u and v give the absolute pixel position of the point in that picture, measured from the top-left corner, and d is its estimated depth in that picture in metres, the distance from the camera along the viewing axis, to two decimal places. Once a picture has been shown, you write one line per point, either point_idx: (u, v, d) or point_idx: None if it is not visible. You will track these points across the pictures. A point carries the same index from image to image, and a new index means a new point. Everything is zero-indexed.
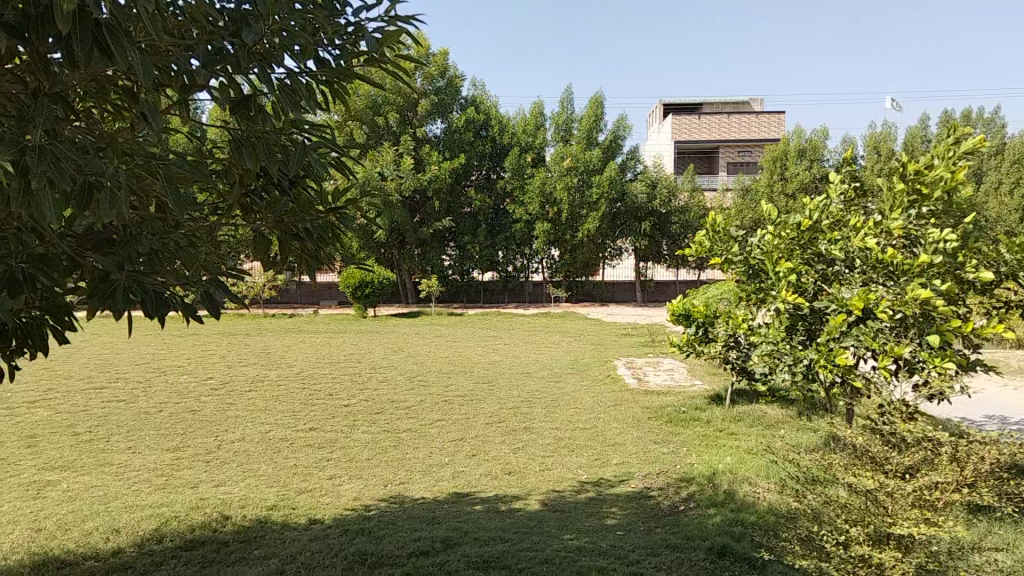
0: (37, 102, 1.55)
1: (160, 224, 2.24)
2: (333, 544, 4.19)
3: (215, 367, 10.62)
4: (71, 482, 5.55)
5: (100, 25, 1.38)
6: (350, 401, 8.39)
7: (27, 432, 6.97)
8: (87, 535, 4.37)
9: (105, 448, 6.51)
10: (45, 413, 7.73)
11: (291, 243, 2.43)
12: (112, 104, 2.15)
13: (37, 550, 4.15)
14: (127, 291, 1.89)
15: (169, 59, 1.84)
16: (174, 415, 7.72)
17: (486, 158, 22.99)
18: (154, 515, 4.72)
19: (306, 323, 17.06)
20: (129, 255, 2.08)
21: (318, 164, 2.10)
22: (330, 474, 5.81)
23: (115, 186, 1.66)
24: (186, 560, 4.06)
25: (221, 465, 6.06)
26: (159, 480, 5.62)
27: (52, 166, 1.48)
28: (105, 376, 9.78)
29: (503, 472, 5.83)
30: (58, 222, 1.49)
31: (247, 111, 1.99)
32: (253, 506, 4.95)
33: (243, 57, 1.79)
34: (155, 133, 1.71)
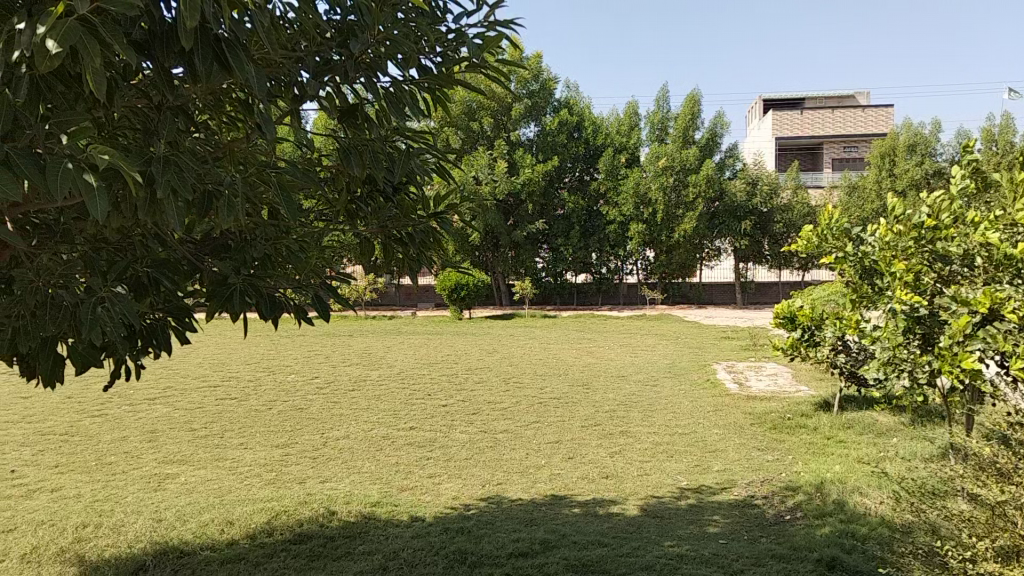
0: (161, 115, 1.64)
1: (272, 229, 2.33)
2: (434, 543, 4.26)
3: (320, 367, 11.01)
4: (188, 475, 5.85)
5: (220, 40, 1.45)
6: (447, 402, 8.52)
7: (148, 427, 7.40)
8: (204, 527, 4.60)
9: (219, 443, 6.84)
10: (164, 410, 8.20)
11: (394, 248, 2.48)
12: (228, 115, 2.25)
13: (158, 539, 4.40)
14: (243, 294, 1.99)
15: (281, 71, 1.92)
16: (282, 413, 8.05)
17: (579, 159, 22.90)
18: (265, 508, 4.92)
19: (404, 325, 17.46)
20: (245, 259, 2.18)
21: (421, 169, 2.14)
22: (430, 472, 5.91)
23: (233, 194, 1.75)
24: (295, 553, 4.21)
25: (327, 461, 6.27)
26: (269, 475, 5.87)
27: (175, 175, 1.57)
28: (218, 375, 10.29)
29: (601, 476, 5.79)
30: (182, 229, 1.57)
31: (355, 119, 2.05)
32: (358, 502, 5.09)
33: (351, 68, 1.84)
34: (270, 143, 1.77)
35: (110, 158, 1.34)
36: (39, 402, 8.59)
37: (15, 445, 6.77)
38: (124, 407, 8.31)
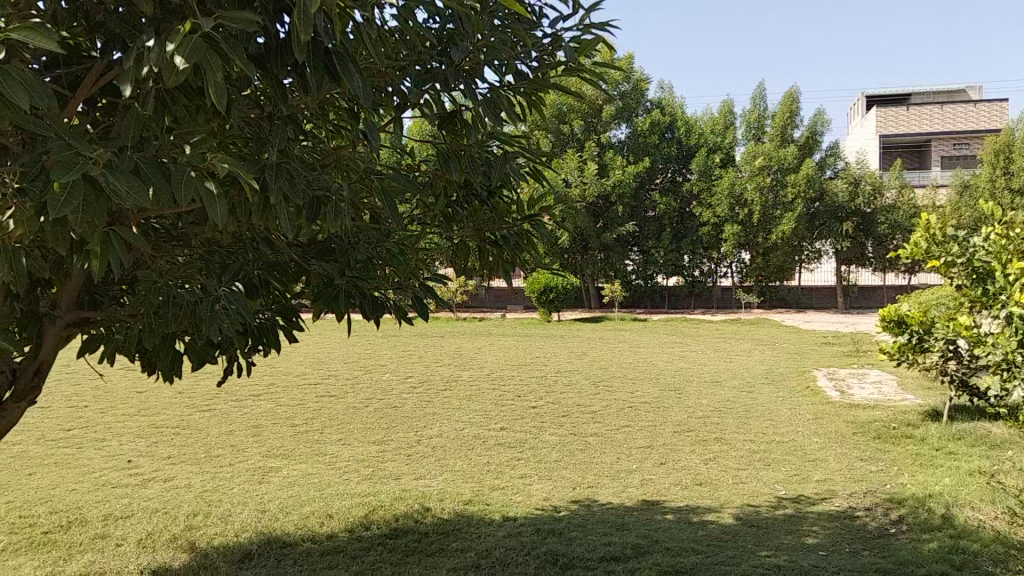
0: (274, 125, 1.74)
1: (374, 233, 2.41)
2: (526, 543, 4.30)
3: (413, 366, 11.25)
4: (290, 469, 6.09)
5: (330, 53, 1.52)
6: (538, 403, 8.56)
7: (253, 422, 7.74)
8: (305, 519, 4.78)
9: (319, 439, 7.08)
10: (268, 405, 8.56)
11: (489, 250, 2.53)
12: (332, 123, 2.34)
13: (263, 530, 4.60)
14: (348, 296, 2.11)
15: (384, 81, 1.99)
16: (378, 410, 8.27)
17: (671, 160, 22.57)
18: (362, 502, 5.08)
19: (495, 327, 17.60)
20: (349, 262, 2.28)
21: (517, 173, 2.17)
22: (521, 473, 5.95)
23: (340, 200, 1.83)
24: (391, 547, 4.33)
25: (421, 459, 6.40)
26: (366, 471, 6.04)
27: (287, 183, 1.67)
28: (317, 373, 10.66)
29: (694, 483, 5.69)
30: (293, 233, 1.67)
31: (454, 125, 2.10)
32: (451, 499, 5.18)
33: (451, 75, 1.89)
34: (374, 151, 1.85)
35: (230, 167, 1.43)
36: (154, 396, 9.12)
37: (132, 436, 7.21)
38: (230, 402, 8.72)
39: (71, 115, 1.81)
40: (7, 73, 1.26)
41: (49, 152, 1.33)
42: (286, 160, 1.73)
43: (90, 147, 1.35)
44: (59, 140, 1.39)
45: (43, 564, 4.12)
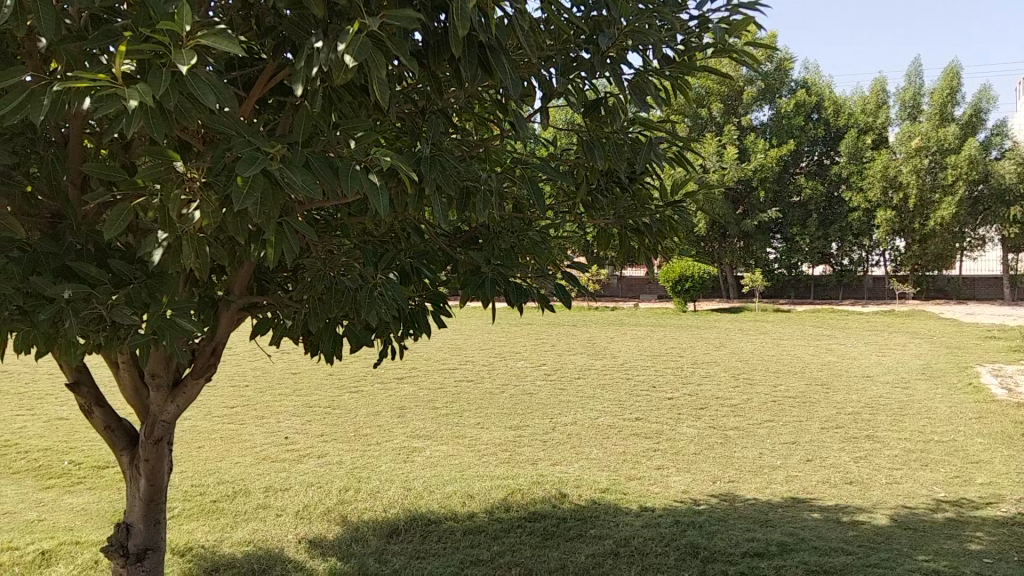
0: (429, 118, 1.82)
1: (518, 222, 2.46)
2: (664, 534, 4.27)
3: (548, 354, 11.37)
4: (432, 450, 6.32)
5: (483, 46, 1.56)
6: (675, 395, 8.43)
7: (397, 404, 8.08)
8: (447, 498, 4.95)
9: (459, 423, 7.30)
10: (410, 388, 8.91)
11: (631, 238, 2.52)
12: (479, 115, 2.40)
13: (408, 507, 4.80)
14: (494, 283, 2.19)
15: (531, 71, 2.02)
16: (514, 396, 8.42)
17: (818, 142, 21.56)
18: (501, 485, 5.20)
19: (629, 316, 17.47)
20: (494, 250, 2.35)
21: (662, 159, 2.15)
22: (658, 464, 5.90)
23: (489, 190, 1.90)
24: (530, 530, 4.41)
25: (557, 445, 6.47)
26: (504, 454, 6.18)
27: (440, 174, 1.75)
28: (456, 359, 10.97)
29: (843, 481, 5.44)
30: (446, 223, 1.75)
31: (598, 112, 2.11)
32: (588, 487, 5.21)
33: (598, 63, 1.90)
34: (522, 139, 1.90)
35: (390, 160, 1.53)
36: (307, 377, 9.69)
37: (288, 414, 7.70)
38: (375, 384, 9.13)
39: (247, 114, 1.97)
40: (198, 76, 1.40)
41: (232, 148, 1.48)
42: (439, 152, 1.82)
43: (267, 143, 1.49)
44: (241, 137, 1.54)
45: (214, 528, 4.49)
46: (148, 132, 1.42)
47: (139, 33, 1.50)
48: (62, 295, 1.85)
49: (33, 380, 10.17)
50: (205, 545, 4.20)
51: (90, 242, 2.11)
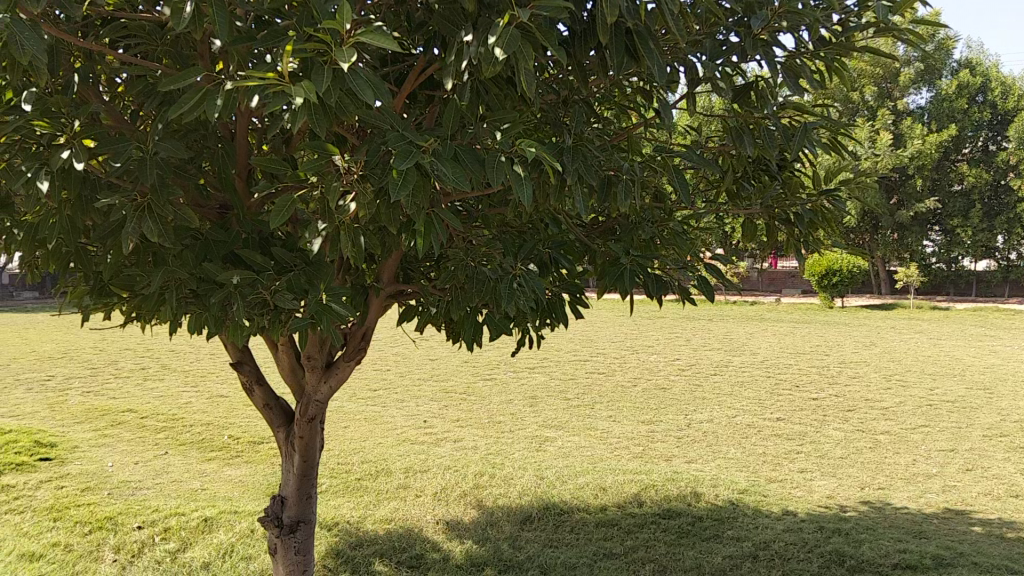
0: (573, 108, 1.83)
1: (659, 212, 2.43)
2: (807, 539, 4.10)
3: (683, 349, 11.15)
4: (565, 440, 6.36)
5: (631, 32, 1.55)
6: (819, 395, 8.06)
7: (529, 393, 8.18)
8: (580, 490, 4.97)
9: (591, 414, 7.30)
10: (543, 378, 8.99)
11: (779, 228, 2.42)
12: (620, 104, 2.41)
13: (542, 496, 4.85)
14: (633, 274, 2.16)
15: (678, 57, 1.99)
16: (647, 391, 8.32)
17: (983, 127, 19.96)
18: (635, 480, 5.16)
19: (768, 312, 16.86)
20: (633, 241, 2.33)
21: (814, 145, 2.05)
22: (800, 466, 5.67)
23: (631, 179, 1.88)
24: (665, 527, 4.35)
25: (692, 442, 6.34)
26: (638, 449, 6.12)
27: (583, 164, 1.76)
28: (589, 351, 10.96)
29: (1009, 495, 5.03)
30: (587, 212, 1.75)
31: (747, 98, 2.04)
32: (725, 487, 5.08)
33: (749, 47, 1.84)
34: (666, 127, 1.88)
35: (536, 150, 1.55)
36: (444, 364, 9.98)
37: (426, 399, 7.95)
38: (509, 373, 9.28)
39: (397, 108, 2.06)
40: (357, 73, 1.47)
41: (387, 143, 1.55)
42: (582, 142, 1.83)
43: (419, 137, 1.56)
44: (394, 131, 1.62)
45: (358, 505, 4.71)
46: (312, 127, 1.51)
47: (303, 33, 1.60)
48: (231, 281, 2.01)
49: (197, 359, 11.02)
50: (351, 521, 4.42)
51: (255, 231, 2.26)
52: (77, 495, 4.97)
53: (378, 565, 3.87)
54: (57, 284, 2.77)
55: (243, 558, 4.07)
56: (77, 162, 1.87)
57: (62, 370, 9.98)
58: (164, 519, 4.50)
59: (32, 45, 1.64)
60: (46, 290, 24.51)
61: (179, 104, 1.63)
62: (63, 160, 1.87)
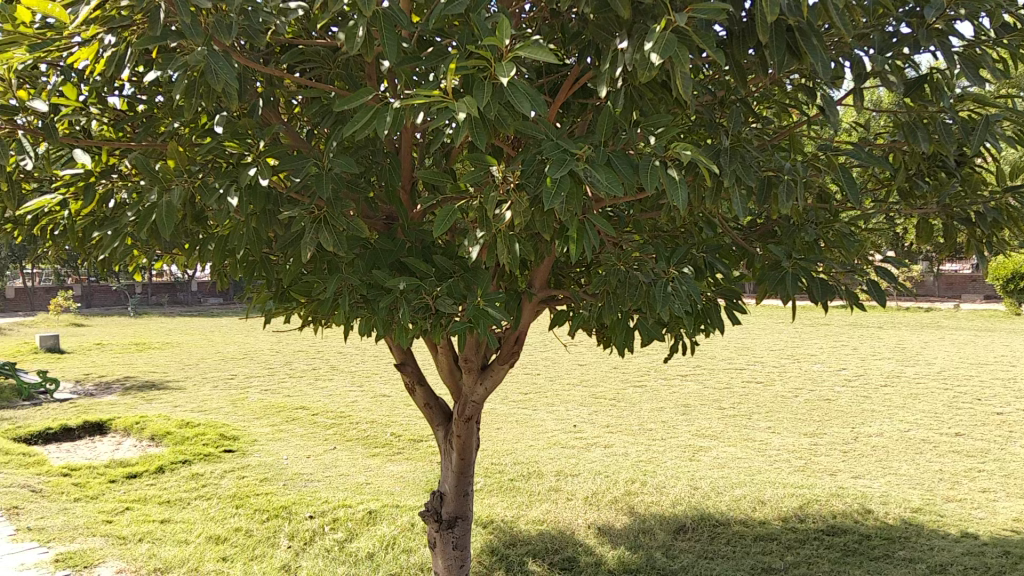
0: (731, 110, 1.81)
1: (823, 213, 2.34)
2: (992, 564, 3.77)
3: (849, 358, 10.56)
4: (720, 450, 6.20)
5: (793, 29, 1.53)
6: (1006, 410, 7.38)
7: (682, 401, 8.04)
8: (737, 502, 4.83)
9: (748, 425, 7.07)
10: (696, 386, 8.81)
11: (958, 228, 2.26)
12: (780, 102, 2.35)
13: (697, 506, 4.76)
14: (796, 278, 2.10)
15: (844, 52, 1.93)
16: (809, 401, 7.95)
17: None
18: (796, 494, 4.95)
19: (946, 319, 15.64)
20: (795, 243, 2.27)
21: (997, 137, 1.91)
22: (983, 486, 5.22)
23: (793, 179, 1.83)
24: (830, 544, 4.14)
25: (859, 457, 6.00)
26: (799, 462, 5.87)
27: (741, 166, 1.73)
28: (744, 359, 10.62)
29: None
30: (747, 214, 1.72)
31: (920, 91, 1.94)
32: (896, 505, 4.77)
33: (924, 37, 1.75)
34: (831, 123, 1.81)
35: (691, 153, 1.54)
36: (594, 370, 9.99)
37: (577, 404, 8.00)
38: (661, 380, 9.16)
39: (552, 116, 2.13)
40: (515, 85, 1.53)
41: (543, 151, 1.61)
42: (739, 143, 1.81)
43: (574, 144, 1.60)
44: (550, 140, 1.67)
45: (512, 505, 4.82)
46: (474, 139, 1.59)
47: (465, 50, 1.68)
48: (397, 287, 2.13)
49: (361, 360, 11.64)
50: (505, 520, 4.53)
51: (417, 240, 2.39)
52: (257, 484, 5.40)
53: (531, 565, 3.95)
54: (242, 290, 3.04)
55: (404, 550, 4.27)
56: (262, 177, 2.07)
57: (243, 370, 10.86)
58: (333, 511, 4.80)
59: (224, 73, 1.83)
60: (229, 296, 26.69)
61: (352, 123, 1.76)
62: (250, 177, 2.07)
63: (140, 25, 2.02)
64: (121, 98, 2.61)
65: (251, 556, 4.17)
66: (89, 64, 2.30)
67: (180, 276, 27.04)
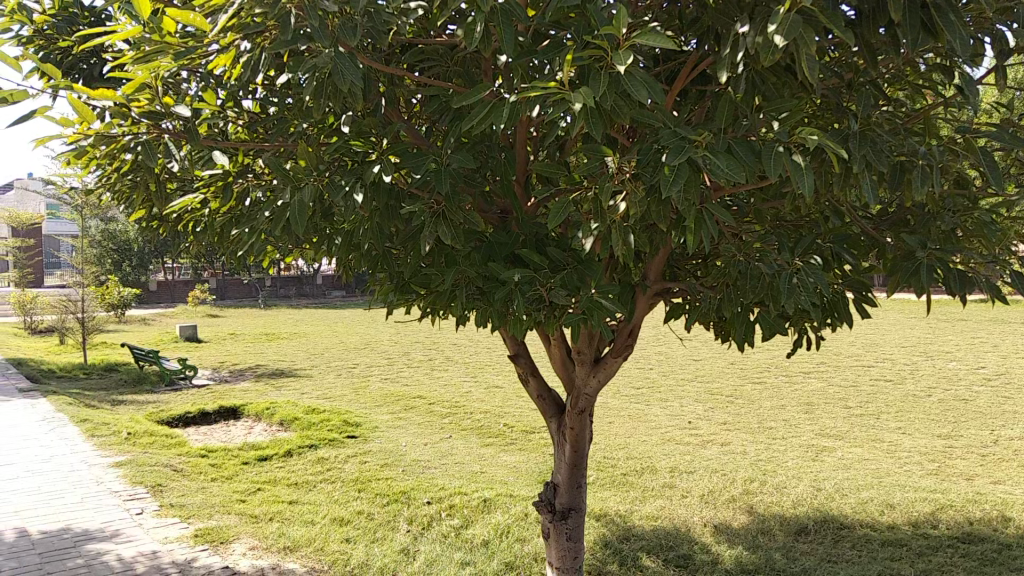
0: (860, 92, 1.74)
1: (962, 200, 2.21)
2: None
3: (989, 356, 9.86)
4: (845, 451, 5.93)
5: (928, 5, 1.46)
6: None
7: (804, 399, 7.75)
8: (863, 504, 4.62)
9: (877, 425, 6.73)
10: (819, 384, 8.46)
11: None
12: (914, 83, 2.23)
13: (819, 507, 4.58)
14: (931, 270, 1.99)
15: (986, 27, 1.81)
16: (944, 402, 7.49)
17: None
18: (928, 499, 4.68)
19: None
20: (930, 232, 2.15)
21: None
22: None
23: (928, 164, 1.74)
24: (965, 553, 3.90)
25: (1001, 462, 5.60)
26: (932, 465, 5.54)
27: (872, 151, 1.66)
28: (872, 356, 10.10)
29: None
30: (877, 201, 1.65)
31: None
32: None
33: None
34: (971, 105, 1.71)
35: (817, 138, 1.50)
36: (710, 365, 9.77)
37: (693, 400, 7.85)
38: (781, 377, 8.85)
39: (670, 105, 2.11)
40: (632, 75, 1.53)
41: (661, 140, 1.59)
42: (870, 127, 1.73)
43: (692, 132, 1.58)
44: (668, 128, 1.65)
45: (625, 500, 4.79)
46: (589, 130, 1.59)
47: (581, 41, 1.69)
48: (511, 279, 2.17)
49: (476, 352, 11.85)
50: (619, 514, 4.51)
51: (532, 233, 2.41)
52: (377, 469, 5.60)
53: (645, 560, 3.92)
54: (366, 283, 3.16)
55: (518, 539, 4.32)
56: (385, 174, 2.16)
57: (364, 359, 11.28)
58: (449, 497, 4.92)
59: (350, 74, 1.90)
60: (351, 288, 27.72)
61: (470, 119, 1.81)
62: (374, 174, 2.15)
63: (272, 31, 2.13)
64: (254, 101, 2.77)
65: (373, 539, 4.34)
66: (226, 71, 2.45)
67: (306, 269, 28.30)
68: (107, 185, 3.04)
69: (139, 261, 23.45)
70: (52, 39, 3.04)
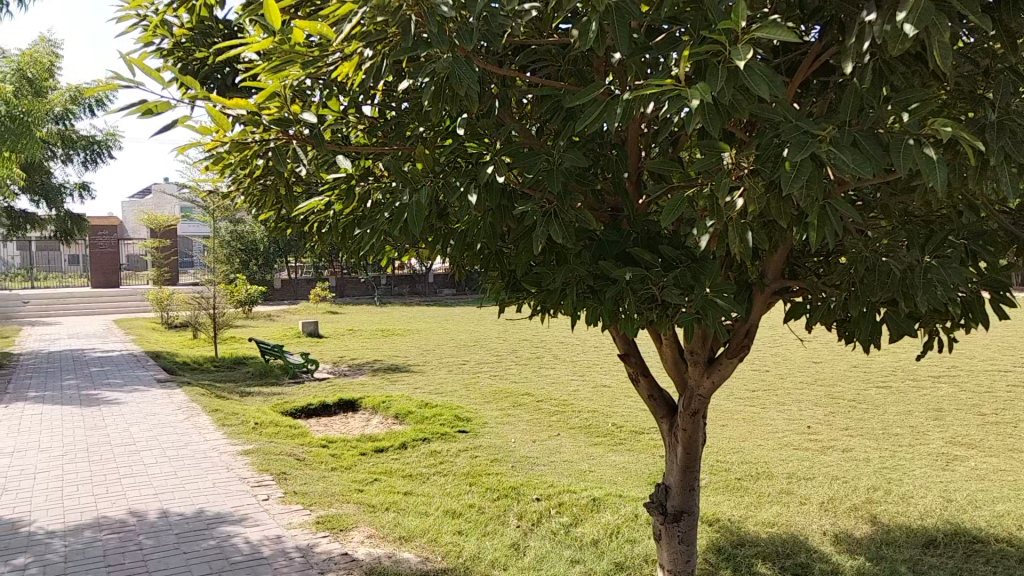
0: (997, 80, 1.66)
1: None
2: None
3: None
4: (978, 461, 5.58)
5: None
6: None
7: (933, 405, 7.33)
8: (999, 518, 4.34)
9: (1015, 434, 6.28)
10: (950, 389, 7.98)
11: None
12: None
13: (949, 519, 4.34)
14: None
15: None
16: None
17: None
18: None
19: None
20: None
21: None
22: None
23: None
24: None
25: None
26: None
27: (1011, 141, 1.58)
28: (1011, 360, 9.43)
29: None
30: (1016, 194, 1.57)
31: None
32: None
33: None
34: None
35: (951, 129, 1.44)
36: (829, 368, 9.39)
37: (811, 404, 7.57)
38: (907, 382, 8.40)
39: (789, 98, 2.06)
40: (752, 68, 1.51)
41: (782, 135, 1.57)
42: (1008, 116, 1.64)
43: (815, 126, 1.54)
44: (788, 122, 1.62)
45: (739, 505, 4.68)
46: (706, 126, 1.58)
47: (697, 36, 1.68)
48: (623, 277, 2.18)
49: (584, 351, 11.84)
50: (733, 519, 4.41)
51: (643, 231, 2.40)
52: (488, 464, 5.70)
53: (761, 568, 3.82)
54: (478, 282, 3.22)
55: (628, 540, 4.31)
56: (499, 175, 2.21)
57: (474, 356, 11.48)
58: (558, 495, 4.96)
59: (467, 78, 1.96)
60: (461, 287, 28.25)
61: (582, 118, 1.83)
62: (488, 175, 2.20)
63: (392, 38, 2.21)
64: (372, 106, 2.88)
65: (484, 532, 4.42)
66: (347, 77, 2.56)
67: (418, 268, 29.04)
68: (238, 189, 3.24)
69: (265, 260, 24.72)
70: (190, 52, 3.26)
